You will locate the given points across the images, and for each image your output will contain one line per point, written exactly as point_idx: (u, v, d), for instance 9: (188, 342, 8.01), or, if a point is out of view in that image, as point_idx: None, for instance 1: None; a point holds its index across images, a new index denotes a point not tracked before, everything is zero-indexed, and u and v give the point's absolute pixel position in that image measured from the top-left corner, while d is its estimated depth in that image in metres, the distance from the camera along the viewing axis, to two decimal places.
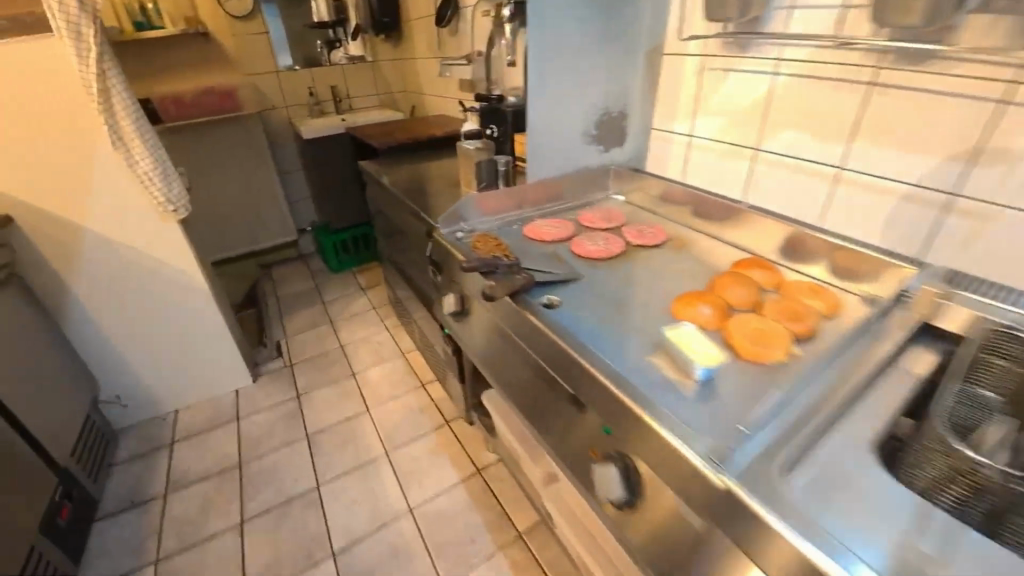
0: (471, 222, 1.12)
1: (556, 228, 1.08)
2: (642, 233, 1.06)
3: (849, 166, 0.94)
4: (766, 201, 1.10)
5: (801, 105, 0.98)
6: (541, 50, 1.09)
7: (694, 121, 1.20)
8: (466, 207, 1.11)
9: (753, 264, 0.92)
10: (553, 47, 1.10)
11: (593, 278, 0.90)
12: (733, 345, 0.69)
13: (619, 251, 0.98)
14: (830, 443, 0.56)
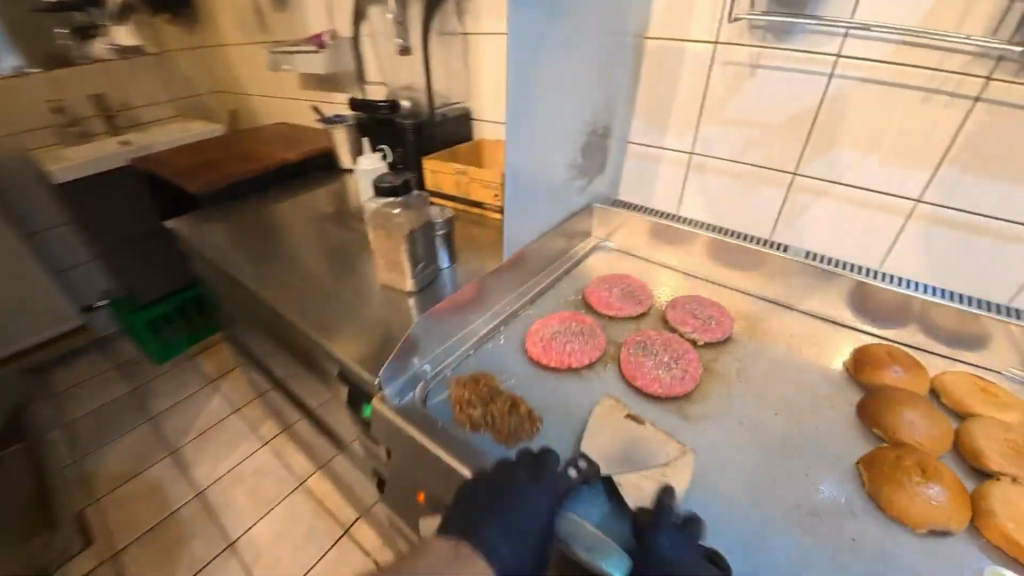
0: (437, 355, 0.65)
1: (583, 338, 0.68)
2: (695, 319, 0.72)
3: (929, 199, 0.74)
4: (800, 235, 0.89)
5: (869, 118, 0.74)
6: (524, 58, 0.62)
7: (698, 138, 0.90)
8: (423, 335, 0.62)
9: (894, 354, 0.66)
10: (538, 49, 0.64)
11: (706, 457, 0.54)
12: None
13: (691, 372, 0.64)
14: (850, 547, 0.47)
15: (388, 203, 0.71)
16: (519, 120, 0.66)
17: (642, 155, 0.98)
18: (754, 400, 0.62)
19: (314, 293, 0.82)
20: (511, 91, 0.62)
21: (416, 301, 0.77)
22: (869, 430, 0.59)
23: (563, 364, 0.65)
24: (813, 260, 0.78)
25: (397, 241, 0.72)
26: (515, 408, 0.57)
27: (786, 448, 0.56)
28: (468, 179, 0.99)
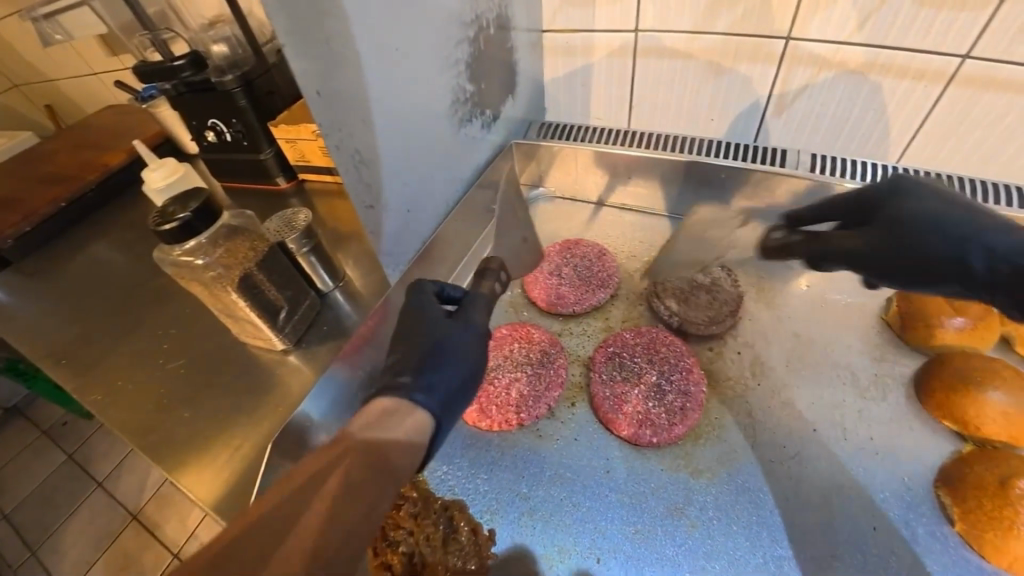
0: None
1: (534, 374, 0.47)
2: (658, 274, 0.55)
3: (983, 51, 0.50)
4: (793, 125, 0.65)
5: None
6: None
7: (641, 11, 0.61)
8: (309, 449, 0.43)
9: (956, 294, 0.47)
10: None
11: (733, 538, 0.38)
12: None
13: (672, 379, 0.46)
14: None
15: (191, 252, 0.45)
16: (328, 62, 0.35)
17: (565, 52, 0.69)
18: (776, 410, 0.44)
19: (161, 380, 0.58)
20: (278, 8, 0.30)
21: (300, 360, 0.55)
22: (937, 422, 0.42)
23: (512, 421, 0.44)
24: (813, 171, 0.55)
25: (231, 297, 0.49)
26: (451, 525, 0.39)
27: (836, 485, 0.40)
28: None
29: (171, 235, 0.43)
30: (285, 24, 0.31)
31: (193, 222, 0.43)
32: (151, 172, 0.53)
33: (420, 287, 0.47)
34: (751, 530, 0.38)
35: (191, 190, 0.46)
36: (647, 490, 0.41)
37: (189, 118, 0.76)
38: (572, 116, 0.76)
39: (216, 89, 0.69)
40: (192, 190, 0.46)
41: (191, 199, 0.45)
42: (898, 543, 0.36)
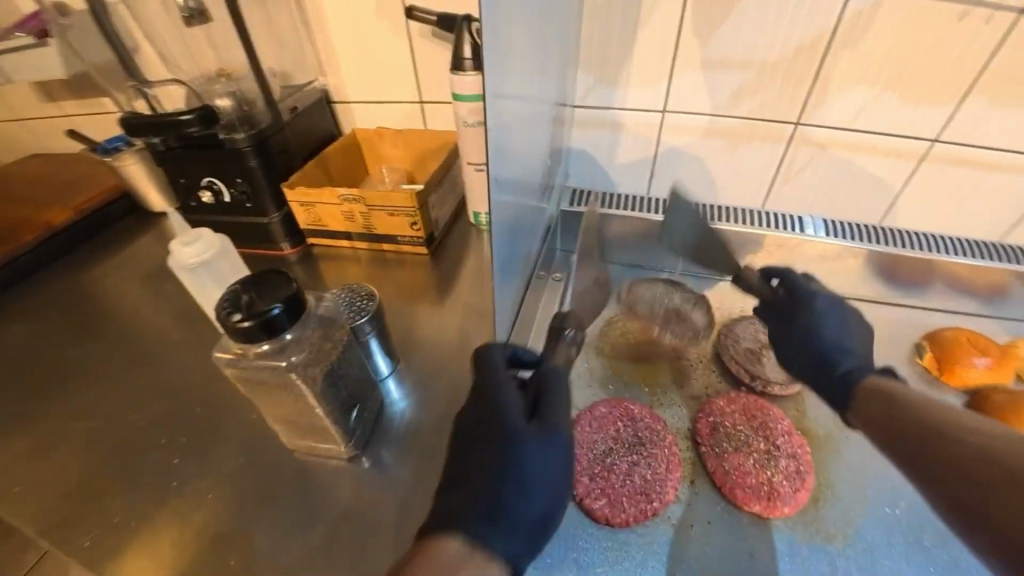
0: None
1: (649, 455, 0.45)
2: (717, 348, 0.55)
3: (948, 137, 0.62)
4: (796, 193, 0.73)
5: (889, 43, 0.57)
6: (495, 20, 0.30)
7: (669, 92, 0.66)
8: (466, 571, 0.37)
9: (975, 339, 0.56)
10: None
11: None
12: None
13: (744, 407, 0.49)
14: None
15: (271, 350, 0.37)
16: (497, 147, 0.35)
17: (592, 125, 0.72)
18: (872, 462, 0.47)
19: (175, 501, 0.45)
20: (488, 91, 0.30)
21: (368, 462, 0.47)
22: None
23: (645, 511, 0.42)
24: (836, 236, 0.63)
25: (306, 401, 0.40)
26: None
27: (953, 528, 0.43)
28: (367, 209, 0.66)
29: (250, 331, 0.34)
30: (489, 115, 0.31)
31: (281, 316, 0.35)
32: (185, 245, 0.44)
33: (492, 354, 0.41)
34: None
35: (267, 272, 0.38)
36: (796, 562, 0.40)
37: (177, 176, 0.66)
38: (591, 182, 0.79)
39: (225, 147, 0.61)
40: (266, 272, 0.38)
41: (270, 285, 0.37)
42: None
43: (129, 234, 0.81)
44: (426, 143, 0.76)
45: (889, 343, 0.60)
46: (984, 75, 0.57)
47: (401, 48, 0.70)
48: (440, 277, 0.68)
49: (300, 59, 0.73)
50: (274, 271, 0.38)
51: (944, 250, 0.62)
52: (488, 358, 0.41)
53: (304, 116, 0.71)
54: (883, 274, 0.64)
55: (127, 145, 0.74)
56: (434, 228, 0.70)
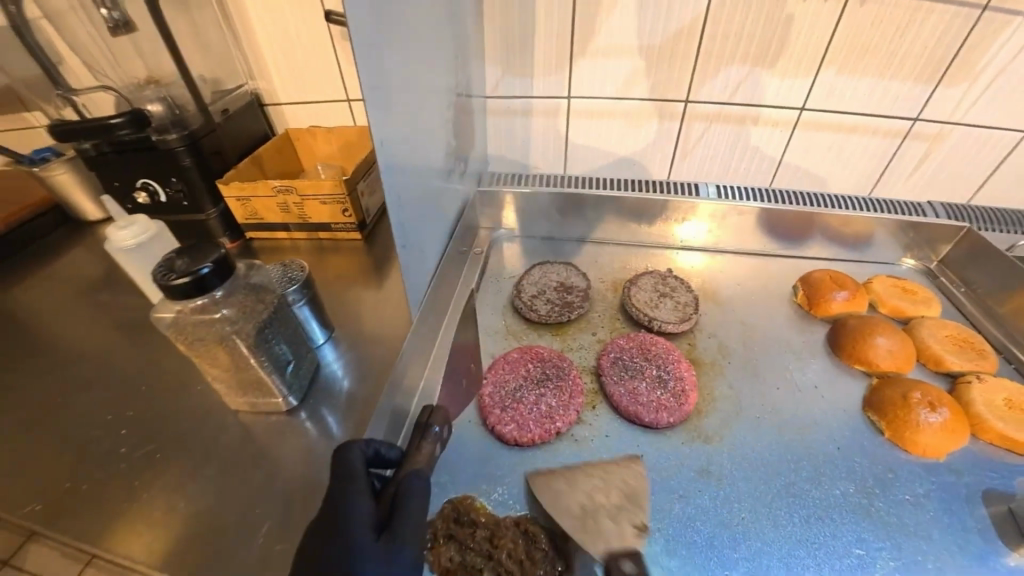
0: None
1: (555, 387, 0.52)
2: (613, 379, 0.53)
3: (811, 105, 0.72)
4: (696, 162, 0.81)
5: (749, 23, 0.66)
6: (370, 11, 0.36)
7: (571, 79, 0.74)
8: None
9: (838, 277, 0.64)
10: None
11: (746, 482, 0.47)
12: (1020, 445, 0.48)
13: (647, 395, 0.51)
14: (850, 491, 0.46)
15: (206, 305, 0.42)
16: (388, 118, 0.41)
17: (506, 113, 0.78)
18: (745, 383, 0.55)
19: (123, 470, 0.49)
20: (365, 77, 0.35)
21: (306, 416, 0.52)
22: (851, 369, 0.57)
23: (548, 433, 0.48)
24: (723, 197, 0.72)
25: (240, 355, 0.45)
26: (529, 537, 0.41)
27: (808, 426, 0.52)
28: (300, 199, 0.70)
29: (182, 288, 0.40)
30: (368, 86, 0.36)
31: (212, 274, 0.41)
32: (121, 229, 0.49)
33: (347, 449, 0.39)
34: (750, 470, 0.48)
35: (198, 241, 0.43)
36: (673, 462, 0.48)
37: (112, 180, 0.69)
38: (513, 165, 0.85)
39: (157, 147, 0.65)
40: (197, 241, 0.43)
41: (200, 251, 0.42)
42: (859, 454, 0.49)
43: (68, 242, 0.83)
44: (356, 138, 0.82)
45: (772, 287, 0.68)
46: (829, 48, 0.67)
47: (323, 50, 0.75)
48: (374, 260, 0.74)
49: (228, 63, 0.77)
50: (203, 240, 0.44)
51: (815, 203, 0.71)
52: (344, 461, 0.38)
53: (236, 118, 0.75)
54: (768, 228, 0.73)
55: (56, 155, 0.76)
56: (366, 215, 0.75)
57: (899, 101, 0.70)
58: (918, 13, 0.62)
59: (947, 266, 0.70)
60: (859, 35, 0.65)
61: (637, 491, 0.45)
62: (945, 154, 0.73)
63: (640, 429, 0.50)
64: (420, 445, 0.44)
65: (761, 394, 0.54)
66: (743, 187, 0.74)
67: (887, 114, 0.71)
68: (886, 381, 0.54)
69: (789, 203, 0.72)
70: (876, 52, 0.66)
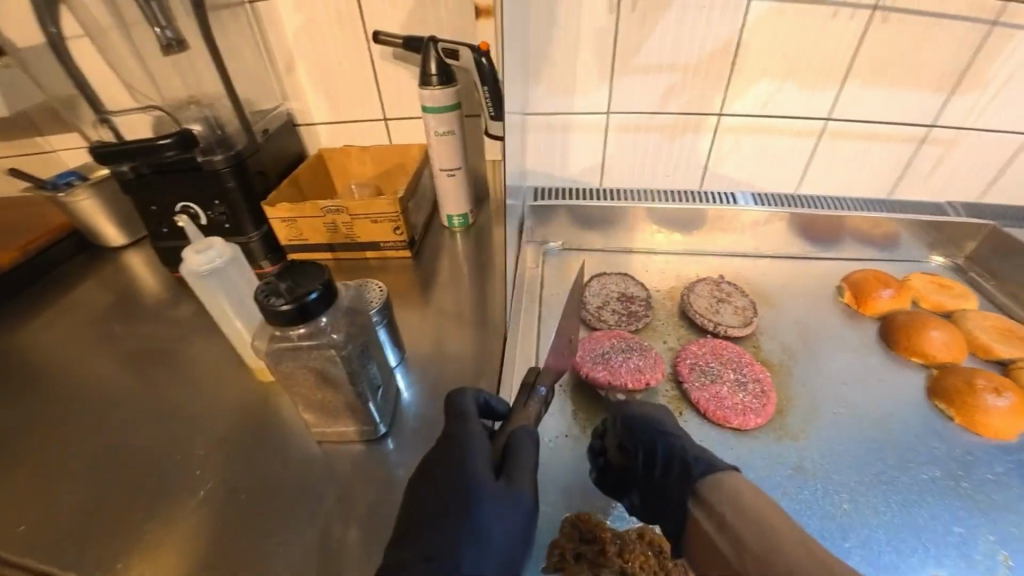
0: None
1: (632, 353, 0.56)
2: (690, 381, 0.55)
3: (836, 115, 0.76)
4: (727, 172, 0.84)
5: (782, 40, 0.70)
6: None
7: (610, 96, 0.75)
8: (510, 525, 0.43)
9: (881, 276, 0.67)
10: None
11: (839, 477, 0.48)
12: None
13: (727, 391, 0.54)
14: (937, 479, 0.48)
15: (306, 331, 0.42)
16: None
17: (545, 129, 0.79)
18: (815, 382, 0.57)
19: (208, 513, 0.46)
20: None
21: (393, 443, 0.50)
22: (908, 361, 0.60)
23: (639, 403, 0.53)
24: (762, 204, 0.75)
25: (340, 380, 0.44)
26: (656, 549, 0.41)
27: (883, 418, 0.54)
28: (350, 219, 0.69)
29: (285, 315, 0.39)
30: None
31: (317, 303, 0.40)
32: (197, 254, 0.48)
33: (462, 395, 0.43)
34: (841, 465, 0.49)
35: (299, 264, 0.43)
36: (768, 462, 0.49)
37: (150, 205, 0.67)
38: (548, 180, 0.85)
39: (204, 170, 0.63)
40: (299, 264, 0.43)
41: (303, 276, 0.42)
42: (936, 441, 0.52)
43: (88, 273, 0.78)
44: (393, 157, 0.81)
45: (818, 289, 0.71)
46: (853, 63, 0.71)
47: (363, 70, 0.75)
48: (425, 279, 0.73)
49: (262, 84, 0.76)
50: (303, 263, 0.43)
51: (847, 207, 0.75)
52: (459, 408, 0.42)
53: (274, 139, 0.74)
54: (805, 232, 0.76)
55: (81, 179, 0.72)
56: (414, 233, 0.74)
57: (916, 110, 0.75)
58: (935, 29, 0.68)
59: (971, 262, 0.74)
60: (881, 50, 0.70)
61: None
62: (957, 158, 0.79)
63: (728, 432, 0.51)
64: (525, 402, 0.43)
65: (833, 391, 0.56)
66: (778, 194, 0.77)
67: (905, 122, 0.76)
68: (943, 372, 0.57)
69: (823, 208, 0.75)
70: (896, 65, 0.71)
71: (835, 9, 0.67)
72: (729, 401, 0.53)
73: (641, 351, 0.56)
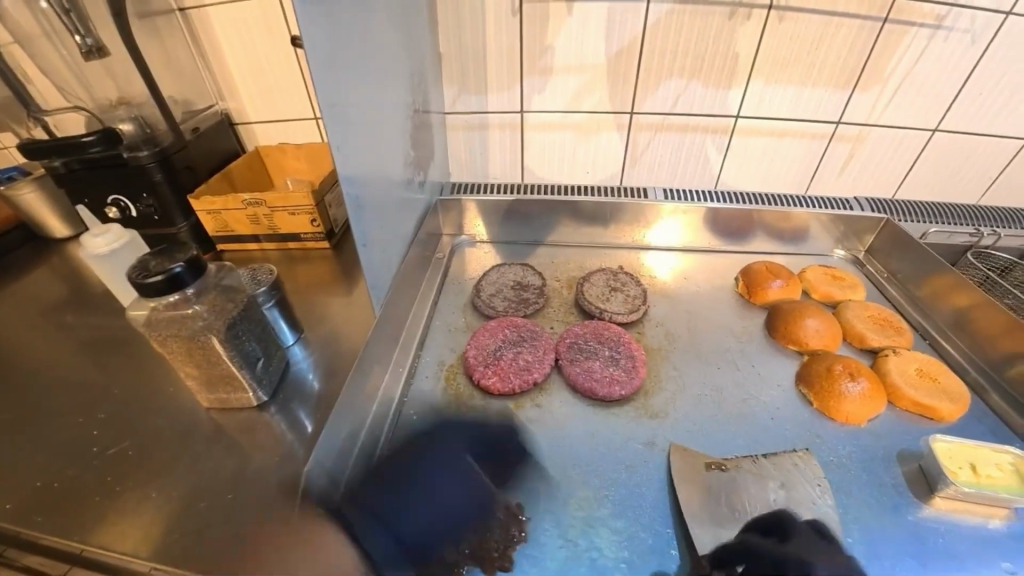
0: (345, 489, 0.45)
1: (529, 347, 0.59)
2: (577, 358, 0.58)
3: (744, 114, 0.79)
4: (646, 168, 0.87)
5: (683, 40, 0.72)
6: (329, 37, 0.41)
7: (525, 96, 0.79)
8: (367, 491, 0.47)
9: (774, 268, 0.70)
10: (329, 20, 0.41)
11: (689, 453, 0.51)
12: (933, 410, 0.53)
13: (608, 368, 0.57)
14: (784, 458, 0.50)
15: (178, 303, 0.46)
16: (347, 131, 0.45)
17: (465, 127, 0.82)
18: (687, 367, 0.60)
19: (94, 474, 0.50)
20: (323, 95, 0.40)
21: (273, 414, 0.54)
22: (785, 349, 0.62)
23: (527, 383, 0.55)
24: (669, 199, 0.77)
25: (211, 352, 0.48)
26: (486, 508, 0.44)
27: (745, 401, 0.57)
28: (269, 211, 0.73)
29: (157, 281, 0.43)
30: (329, 100, 0.41)
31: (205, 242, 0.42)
32: (96, 237, 0.52)
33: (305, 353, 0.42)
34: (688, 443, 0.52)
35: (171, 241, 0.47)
36: (620, 438, 0.52)
37: (82, 196, 0.71)
38: (473, 176, 0.89)
39: (129, 165, 0.68)
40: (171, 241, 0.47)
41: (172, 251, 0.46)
42: (790, 425, 0.54)
43: (34, 262, 0.83)
44: (322, 153, 0.85)
45: (716, 280, 0.73)
46: (754, 63, 0.74)
47: (291, 72, 0.80)
48: (341, 268, 0.77)
49: (196, 84, 0.80)
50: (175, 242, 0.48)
51: (753, 202, 0.77)
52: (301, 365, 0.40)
53: (205, 136, 0.78)
54: (712, 225, 0.78)
55: (22, 174, 0.78)
56: (334, 225, 0.78)
57: (822, 107, 0.77)
58: (829, 28, 0.70)
59: (872, 255, 0.76)
60: (779, 48, 0.72)
61: (586, 467, 0.49)
62: (866, 154, 0.81)
63: (590, 414, 0.55)
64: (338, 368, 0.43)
65: (702, 376, 0.59)
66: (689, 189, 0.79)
67: (812, 120, 0.78)
68: (814, 356, 0.59)
69: (731, 201, 0.78)
70: (797, 63, 0.73)
71: (731, 10, 0.69)
72: (596, 374, 0.56)
73: (539, 346, 0.59)
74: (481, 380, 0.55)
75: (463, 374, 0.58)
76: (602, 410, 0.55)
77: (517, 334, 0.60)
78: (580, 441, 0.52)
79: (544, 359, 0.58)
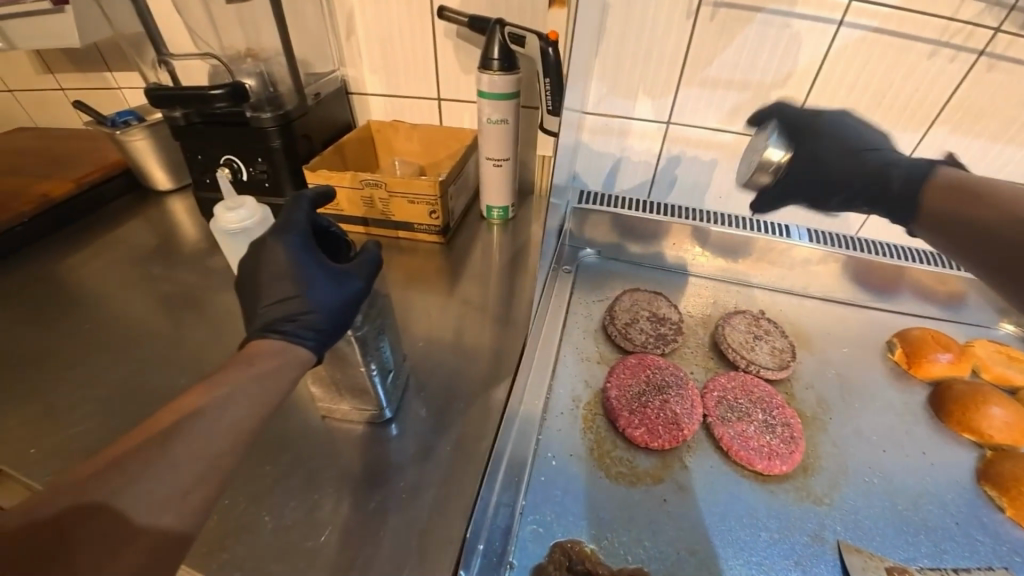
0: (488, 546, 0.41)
1: (674, 395, 0.54)
2: (727, 413, 0.53)
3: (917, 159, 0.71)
4: None
5: (871, 69, 0.64)
6: None
7: (674, 106, 0.72)
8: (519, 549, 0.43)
9: (941, 338, 0.62)
10: None
11: (871, 550, 0.45)
12: None
13: (765, 436, 0.51)
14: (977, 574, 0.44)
15: None
16: None
17: (601, 131, 0.76)
18: (852, 444, 0.53)
19: None
20: None
21: (397, 429, 0.49)
22: (958, 437, 0.55)
23: (678, 439, 0.51)
24: (819, 241, 0.70)
25: (356, 360, 0.43)
26: None
27: (922, 492, 0.50)
28: (387, 196, 0.68)
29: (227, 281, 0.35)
30: None
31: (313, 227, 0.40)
32: (229, 211, 0.45)
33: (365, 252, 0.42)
34: (866, 538, 0.46)
35: (354, 295, 0.39)
36: (785, 521, 0.47)
37: (195, 153, 0.66)
38: (594, 183, 0.82)
39: (251, 126, 0.63)
40: (353, 291, 0.39)
41: (322, 280, 0.39)
42: (980, 531, 0.47)
43: (133, 212, 0.80)
44: (440, 137, 0.79)
45: (866, 340, 0.66)
46: (943, 106, 0.66)
47: (424, 47, 0.74)
48: (451, 265, 0.71)
49: (322, 47, 0.75)
50: (360, 301, 0.40)
51: (912, 258, 0.69)
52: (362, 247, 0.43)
53: (325, 103, 0.73)
54: (863, 277, 0.71)
55: (135, 119, 0.74)
56: (449, 219, 0.72)
57: (1007, 164, 0.69)
58: None
59: None
60: (979, 93, 0.64)
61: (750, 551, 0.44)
62: None
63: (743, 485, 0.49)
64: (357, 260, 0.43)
65: (868, 454, 0.53)
66: (839, 234, 0.71)
67: (994, 177, 0.70)
68: (1001, 451, 0.52)
69: (888, 253, 0.70)
70: (997, 112, 0.64)
71: (937, 44, 0.61)
72: (755, 443, 0.51)
73: (685, 396, 0.54)
74: (629, 432, 0.51)
75: (602, 417, 0.53)
76: (760, 477, 0.50)
77: (656, 374, 0.56)
78: (739, 518, 0.47)
79: (693, 412, 0.53)
